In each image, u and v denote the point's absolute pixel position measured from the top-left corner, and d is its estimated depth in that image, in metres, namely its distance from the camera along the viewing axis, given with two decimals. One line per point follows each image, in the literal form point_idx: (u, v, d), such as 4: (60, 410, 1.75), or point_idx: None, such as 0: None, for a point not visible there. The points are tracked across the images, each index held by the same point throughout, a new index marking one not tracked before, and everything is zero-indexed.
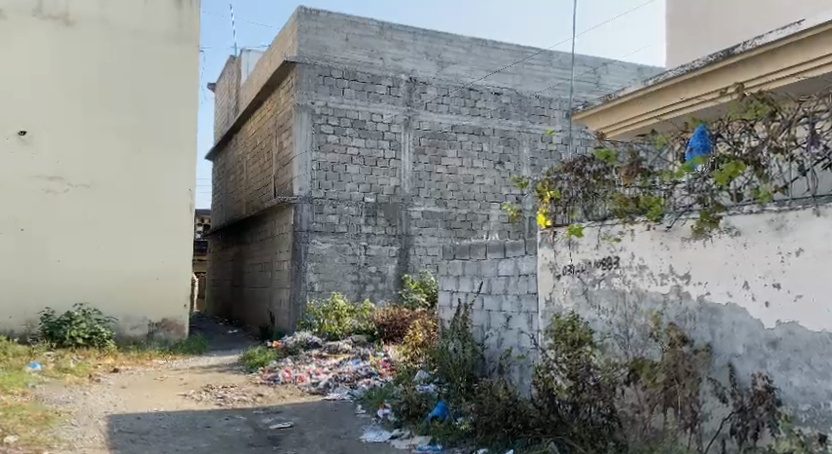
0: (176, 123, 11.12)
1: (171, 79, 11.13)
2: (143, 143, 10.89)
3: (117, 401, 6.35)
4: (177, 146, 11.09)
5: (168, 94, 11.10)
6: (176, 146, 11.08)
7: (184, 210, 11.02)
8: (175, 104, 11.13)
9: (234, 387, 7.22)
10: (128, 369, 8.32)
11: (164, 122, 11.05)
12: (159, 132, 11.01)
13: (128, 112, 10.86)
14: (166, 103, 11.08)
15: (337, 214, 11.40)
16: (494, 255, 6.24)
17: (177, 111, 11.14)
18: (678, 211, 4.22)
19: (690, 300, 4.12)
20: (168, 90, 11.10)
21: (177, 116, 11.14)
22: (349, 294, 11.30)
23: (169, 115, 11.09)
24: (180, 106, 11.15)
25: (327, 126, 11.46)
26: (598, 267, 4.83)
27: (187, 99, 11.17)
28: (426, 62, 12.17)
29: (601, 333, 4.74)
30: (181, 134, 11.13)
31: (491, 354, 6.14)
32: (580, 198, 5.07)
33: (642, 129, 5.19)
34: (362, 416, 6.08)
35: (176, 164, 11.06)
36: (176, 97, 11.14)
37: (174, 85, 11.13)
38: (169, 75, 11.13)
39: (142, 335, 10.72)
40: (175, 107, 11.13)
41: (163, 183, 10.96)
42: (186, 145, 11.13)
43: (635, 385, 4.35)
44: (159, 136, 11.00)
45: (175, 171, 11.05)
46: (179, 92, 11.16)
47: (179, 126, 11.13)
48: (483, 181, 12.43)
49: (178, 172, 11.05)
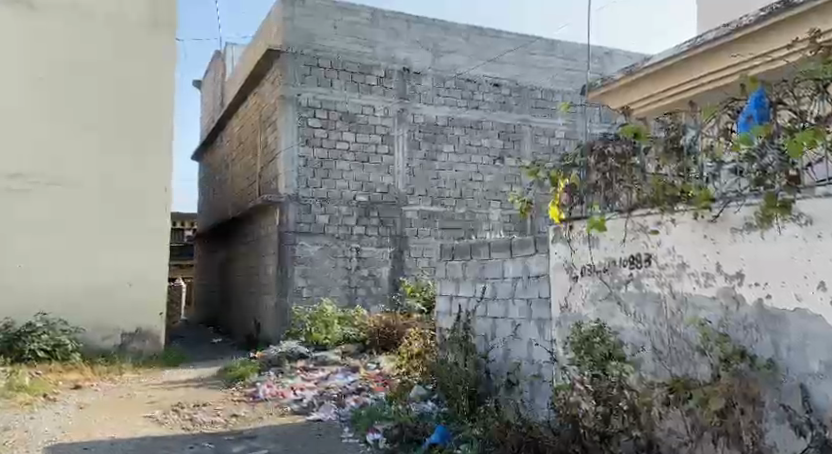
0: (156, 121, 10.33)
1: (149, 73, 10.34)
2: (118, 142, 10.12)
3: (67, 427, 5.54)
4: (156, 145, 10.29)
5: (148, 90, 10.31)
6: (154, 145, 10.28)
7: (163, 213, 10.19)
8: (154, 100, 10.33)
9: (207, 406, 6.43)
10: (93, 385, 7.50)
11: (142, 120, 10.27)
12: (137, 130, 10.23)
13: (101, 109, 10.08)
14: (144, 99, 10.29)
15: (326, 214, 10.60)
16: (499, 254, 5.47)
17: (156, 108, 10.33)
18: (726, 197, 3.42)
19: (746, 307, 3.35)
20: (147, 86, 10.31)
21: (156, 113, 10.33)
22: (339, 301, 10.49)
23: (147, 112, 10.30)
24: (160, 102, 10.35)
25: (315, 120, 10.65)
26: (626, 267, 4.06)
27: (167, 95, 10.39)
28: (422, 51, 11.40)
29: (634, 347, 3.95)
30: (161, 132, 10.33)
31: (498, 368, 5.35)
32: (602, 186, 4.27)
33: (674, 104, 4.44)
34: (351, 442, 5.22)
35: (155, 164, 10.25)
36: (156, 93, 10.34)
37: (153, 80, 10.34)
38: (147, 68, 10.33)
39: (112, 346, 9.86)
40: (154, 104, 10.33)
41: (140, 183, 10.17)
42: (166, 144, 10.32)
43: (677, 409, 3.57)
44: (136, 134, 10.22)
45: (154, 172, 10.24)
46: (159, 89, 10.36)
47: (159, 123, 10.34)
48: (482, 178, 11.67)
49: (156, 173, 10.24)
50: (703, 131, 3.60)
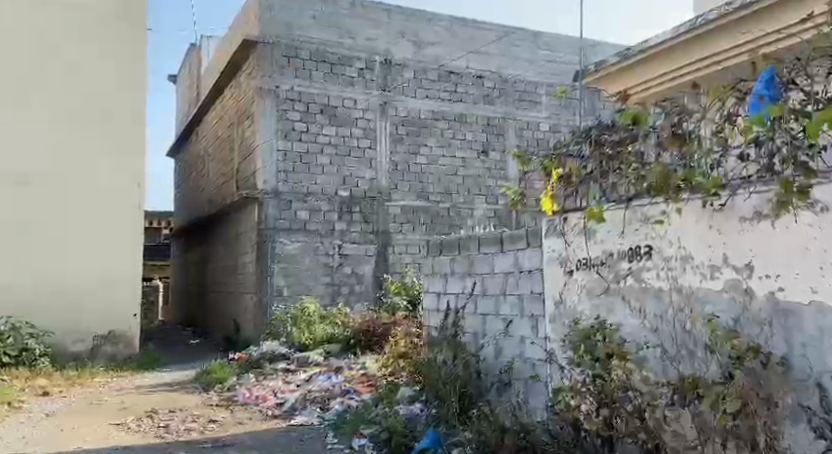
0: (129, 121, 9.98)
1: (120, 71, 9.98)
2: (88, 143, 9.74)
3: (30, 439, 5.25)
4: (128, 146, 9.94)
5: (119, 89, 9.96)
6: (127, 146, 9.93)
7: (135, 216, 9.84)
8: (126, 100, 9.98)
9: (183, 411, 6.15)
10: (62, 391, 7.19)
11: (114, 120, 9.92)
12: (108, 130, 9.87)
13: (70, 108, 9.70)
14: (115, 99, 9.94)
15: (307, 210, 10.30)
16: (488, 250, 5.24)
17: (127, 108, 9.98)
18: (735, 184, 3.22)
19: (756, 301, 3.15)
20: (119, 85, 9.96)
21: (127, 113, 9.98)
22: (322, 299, 10.21)
23: (120, 112, 9.95)
24: (132, 101, 10.00)
25: (294, 113, 10.35)
26: (624, 260, 3.86)
27: (140, 93, 10.03)
28: (403, 42, 11.15)
29: (637, 344, 3.74)
30: (133, 133, 9.98)
31: (490, 368, 5.13)
32: (597, 175, 4.03)
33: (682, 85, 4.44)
34: (335, 448, 4.97)
35: (127, 166, 9.91)
36: (128, 92, 9.99)
37: (124, 79, 9.99)
38: (118, 66, 9.97)
39: (85, 350, 9.52)
40: (126, 103, 9.98)
41: (111, 186, 9.81)
42: (139, 145, 9.97)
43: (684, 410, 3.36)
44: (108, 134, 9.86)
45: (126, 174, 9.89)
46: (130, 87, 10.00)
47: (132, 124, 9.99)
48: (466, 172, 11.43)
49: (128, 175, 9.90)
50: (706, 115, 3.34)
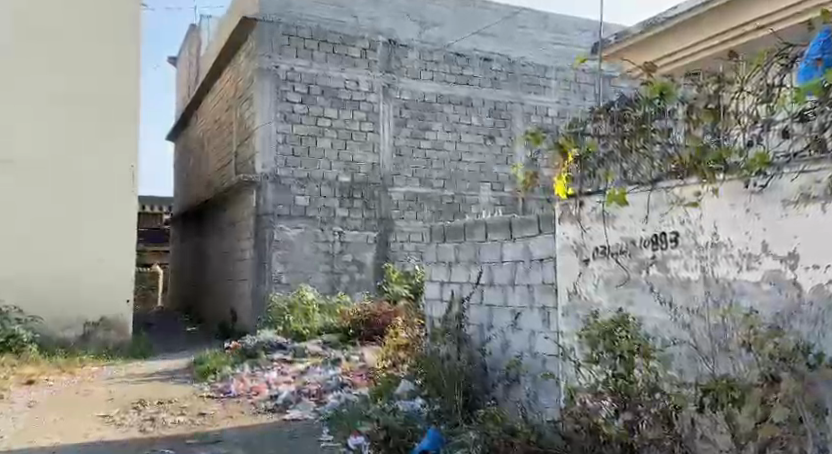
0: (125, 114, 9.63)
1: (116, 62, 9.63)
2: (81, 136, 9.40)
3: (6, 432, 4.92)
4: (122, 135, 9.60)
5: (115, 84, 9.61)
6: (122, 139, 9.59)
7: (129, 214, 9.50)
8: (121, 96, 9.63)
9: (174, 403, 5.83)
10: (49, 380, 6.90)
11: (109, 113, 9.57)
12: (101, 118, 9.52)
13: (62, 100, 9.37)
14: (111, 96, 9.59)
15: (306, 195, 9.94)
16: (496, 237, 4.87)
17: (122, 99, 9.64)
18: (780, 162, 2.82)
19: (804, 294, 2.78)
20: (114, 77, 9.61)
21: (122, 104, 9.63)
22: (320, 288, 9.88)
23: (115, 106, 9.60)
24: (128, 94, 9.65)
25: (294, 94, 9.97)
26: (648, 247, 3.49)
27: (136, 86, 9.70)
28: (406, 22, 10.81)
29: (663, 340, 3.39)
30: (128, 124, 9.63)
31: (495, 363, 4.79)
32: (616, 155, 3.63)
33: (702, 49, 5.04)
34: (329, 447, 4.62)
35: (122, 164, 9.56)
36: (123, 84, 9.65)
37: (119, 73, 9.63)
38: (113, 60, 9.62)
39: (74, 336, 9.20)
40: (122, 100, 9.64)
41: (105, 178, 9.47)
42: (134, 138, 9.62)
43: (715, 414, 3.01)
44: (100, 122, 9.51)
45: (121, 172, 9.54)
46: (126, 83, 9.66)
47: (128, 117, 9.64)
48: (472, 158, 11.05)
49: (124, 171, 9.55)
50: (746, 86, 2.96)
